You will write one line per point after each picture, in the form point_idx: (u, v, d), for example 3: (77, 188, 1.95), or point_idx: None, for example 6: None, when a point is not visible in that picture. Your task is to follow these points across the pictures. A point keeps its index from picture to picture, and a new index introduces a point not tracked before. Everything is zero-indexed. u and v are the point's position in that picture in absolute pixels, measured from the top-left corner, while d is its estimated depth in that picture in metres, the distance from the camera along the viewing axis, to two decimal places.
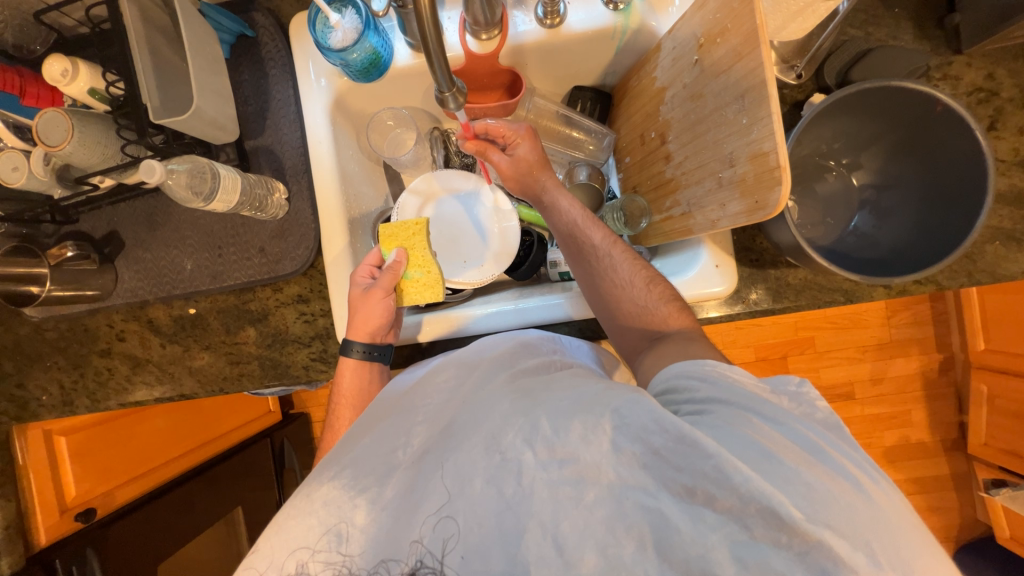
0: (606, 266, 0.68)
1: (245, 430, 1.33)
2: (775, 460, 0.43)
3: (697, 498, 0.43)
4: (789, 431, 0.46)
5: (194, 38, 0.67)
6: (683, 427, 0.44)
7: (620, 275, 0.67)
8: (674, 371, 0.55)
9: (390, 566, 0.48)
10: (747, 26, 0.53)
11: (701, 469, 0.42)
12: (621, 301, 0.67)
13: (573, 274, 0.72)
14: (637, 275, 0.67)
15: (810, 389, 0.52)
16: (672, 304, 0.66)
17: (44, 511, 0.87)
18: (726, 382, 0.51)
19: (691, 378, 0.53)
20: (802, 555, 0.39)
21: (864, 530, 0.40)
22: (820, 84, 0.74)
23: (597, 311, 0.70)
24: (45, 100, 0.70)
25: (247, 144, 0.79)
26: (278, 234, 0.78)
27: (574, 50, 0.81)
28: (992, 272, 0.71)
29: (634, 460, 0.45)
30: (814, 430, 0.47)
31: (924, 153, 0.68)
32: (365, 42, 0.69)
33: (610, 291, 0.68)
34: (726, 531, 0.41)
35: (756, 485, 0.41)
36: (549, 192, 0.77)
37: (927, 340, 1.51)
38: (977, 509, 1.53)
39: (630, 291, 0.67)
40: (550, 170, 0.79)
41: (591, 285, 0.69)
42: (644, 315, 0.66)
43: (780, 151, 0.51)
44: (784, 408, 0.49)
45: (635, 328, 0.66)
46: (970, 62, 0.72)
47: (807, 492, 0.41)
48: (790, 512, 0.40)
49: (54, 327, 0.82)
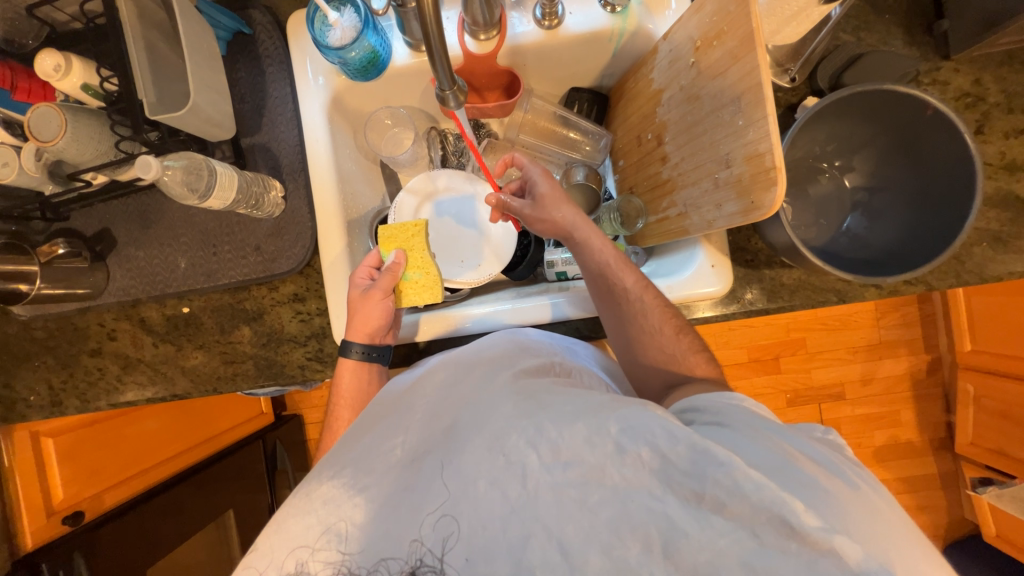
0: (637, 311, 0.67)
1: (237, 433, 1.32)
2: (787, 473, 0.44)
3: (706, 503, 0.43)
4: (802, 449, 0.47)
5: (191, 34, 0.67)
6: (694, 435, 0.45)
7: (651, 321, 0.67)
8: (696, 402, 0.57)
9: (390, 564, 0.48)
10: (743, 29, 0.53)
11: (712, 476, 0.43)
12: (650, 349, 0.68)
13: (600, 312, 0.70)
14: (667, 324, 0.68)
15: (834, 437, 0.52)
16: (699, 355, 0.67)
17: (32, 515, 0.86)
18: (744, 414, 0.52)
19: (702, 408, 0.55)
20: (814, 564, 0.39)
21: (876, 542, 0.41)
22: (813, 87, 0.75)
23: (621, 349, 0.71)
24: (37, 95, 0.69)
25: (242, 141, 0.78)
26: (274, 232, 0.78)
27: (572, 51, 0.81)
28: (979, 273, 0.72)
29: (642, 463, 0.45)
30: (821, 449, 0.49)
31: (916, 156, 0.69)
32: (364, 40, 0.69)
33: (640, 339, 0.68)
34: (734, 537, 0.41)
35: (768, 492, 0.41)
36: (578, 228, 0.71)
37: (915, 341, 1.54)
38: (964, 507, 1.55)
39: (658, 338, 0.68)
40: (573, 203, 0.72)
41: (618, 328, 0.69)
42: (671, 364, 0.68)
43: (775, 151, 0.52)
44: (791, 430, 0.51)
45: (660, 373, 0.68)
46: (958, 67, 0.73)
47: (820, 504, 0.42)
48: (800, 519, 0.40)
49: (43, 326, 0.81)
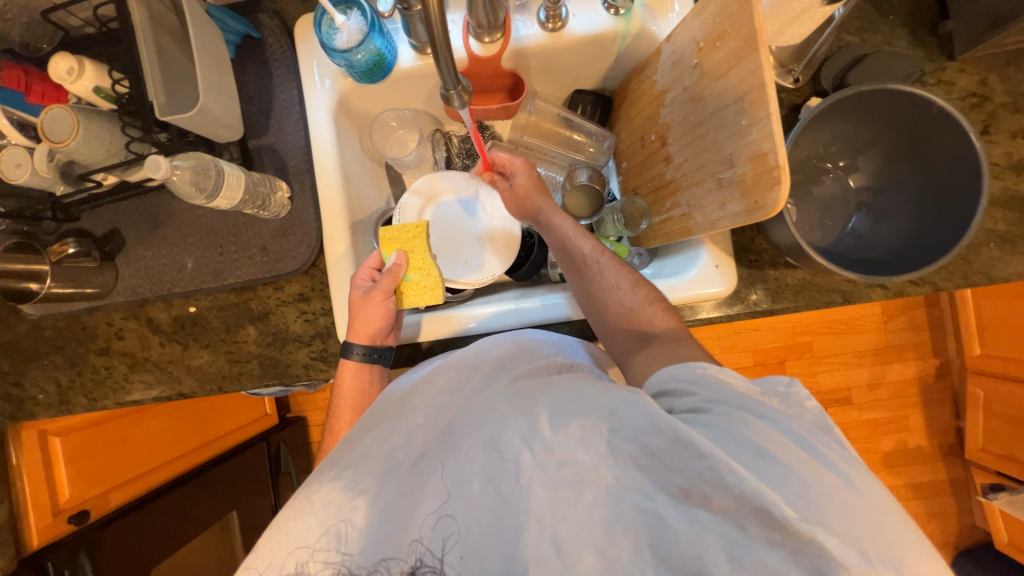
0: (595, 272, 0.70)
1: (240, 434, 1.32)
2: (768, 459, 0.43)
3: (694, 499, 0.43)
4: (784, 430, 0.45)
5: (200, 38, 0.68)
6: (676, 426, 0.43)
7: (607, 279, 0.69)
8: (663, 375, 0.55)
9: (390, 565, 0.49)
10: (746, 29, 0.54)
11: (696, 471, 0.42)
12: (609, 303, 0.68)
13: (568, 283, 0.74)
14: (623, 278, 0.69)
15: (800, 389, 0.51)
16: (656, 305, 0.67)
17: (37, 513, 0.86)
18: (718, 385, 0.50)
19: (681, 382, 0.53)
20: (796, 554, 0.40)
21: (857, 529, 0.40)
22: (817, 89, 0.75)
23: (590, 317, 0.71)
24: (51, 98, 0.71)
25: (250, 143, 0.79)
26: (280, 233, 0.78)
27: (575, 53, 0.82)
28: (987, 274, 0.72)
29: (630, 461, 0.45)
30: (807, 428, 0.46)
31: (920, 155, 0.69)
32: (370, 43, 0.70)
33: (600, 295, 0.69)
34: (720, 531, 0.42)
35: (750, 484, 0.41)
36: (543, 211, 0.79)
37: (923, 345, 1.52)
38: (975, 514, 1.53)
39: (616, 294, 0.68)
40: (546, 191, 0.80)
41: (582, 293, 0.71)
42: (632, 316, 0.67)
43: (779, 151, 0.52)
44: (775, 407, 0.48)
45: (624, 329, 0.67)
46: (963, 68, 0.73)
47: (800, 491, 0.41)
48: (783, 511, 0.40)
49: (53, 325, 0.82)
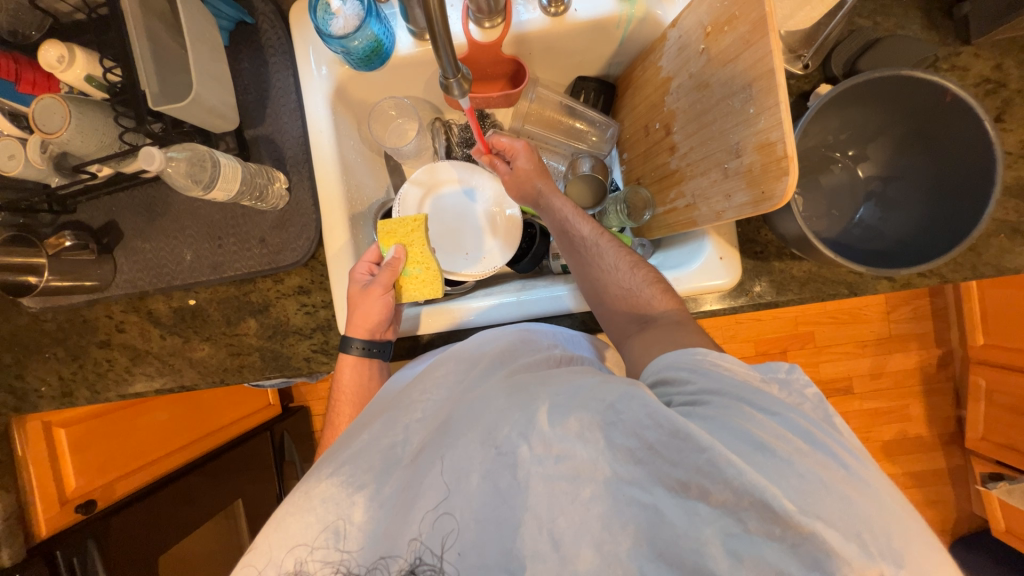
0: (593, 255, 0.69)
1: (245, 423, 1.32)
2: (766, 453, 0.43)
3: (692, 493, 0.42)
4: (782, 421, 0.45)
5: (193, 24, 0.66)
6: (676, 421, 0.44)
7: (606, 261, 0.68)
8: (664, 363, 0.54)
9: (388, 563, 0.48)
10: (756, 13, 0.52)
11: (695, 463, 0.42)
12: (607, 285, 0.67)
13: (568, 267, 0.73)
14: (621, 260, 0.68)
15: (799, 376, 0.51)
16: (656, 287, 0.66)
17: (44, 503, 0.85)
18: (716, 373, 0.50)
19: (682, 370, 0.52)
20: (795, 548, 0.39)
21: (856, 522, 0.40)
22: (827, 75, 0.73)
23: (588, 300, 0.70)
24: (42, 86, 0.69)
25: (246, 133, 0.78)
26: (279, 224, 0.77)
27: (577, 39, 0.80)
28: (996, 265, 0.71)
29: (628, 455, 0.45)
30: (809, 419, 0.46)
31: (932, 142, 0.67)
32: (367, 29, 0.69)
33: (598, 278, 0.68)
34: (719, 524, 0.41)
35: (749, 478, 0.41)
36: (545, 196, 0.78)
37: (927, 334, 1.51)
38: (973, 503, 1.54)
39: (615, 276, 0.67)
40: (547, 176, 0.80)
41: (581, 276, 0.70)
42: (630, 298, 0.65)
43: (787, 141, 0.50)
44: (775, 397, 0.48)
45: (623, 310, 0.66)
46: (979, 52, 0.71)
47: (798, 484, 0.41)
48: (782, 504, 0.40)
49: (53, 318, 0.81)
